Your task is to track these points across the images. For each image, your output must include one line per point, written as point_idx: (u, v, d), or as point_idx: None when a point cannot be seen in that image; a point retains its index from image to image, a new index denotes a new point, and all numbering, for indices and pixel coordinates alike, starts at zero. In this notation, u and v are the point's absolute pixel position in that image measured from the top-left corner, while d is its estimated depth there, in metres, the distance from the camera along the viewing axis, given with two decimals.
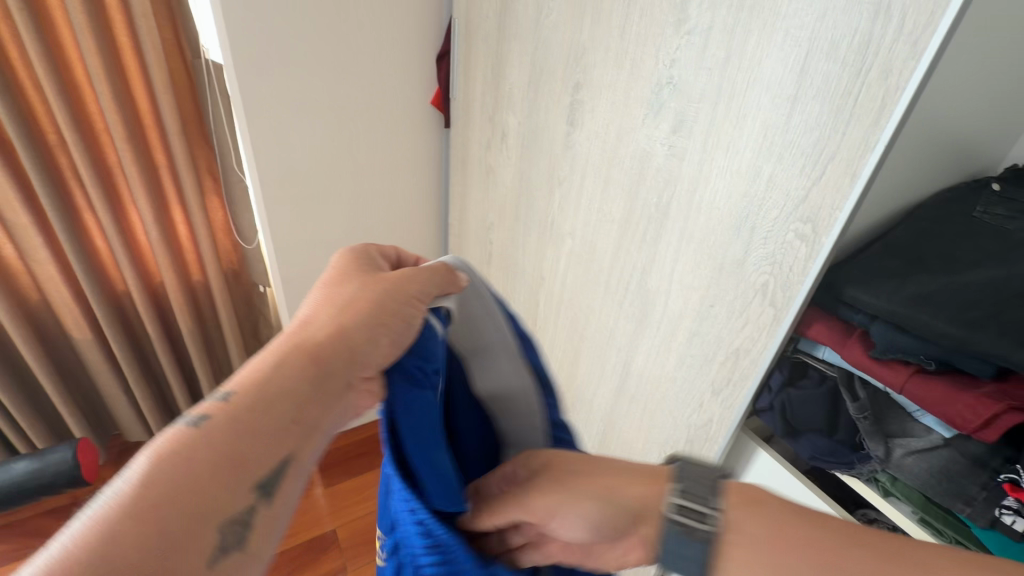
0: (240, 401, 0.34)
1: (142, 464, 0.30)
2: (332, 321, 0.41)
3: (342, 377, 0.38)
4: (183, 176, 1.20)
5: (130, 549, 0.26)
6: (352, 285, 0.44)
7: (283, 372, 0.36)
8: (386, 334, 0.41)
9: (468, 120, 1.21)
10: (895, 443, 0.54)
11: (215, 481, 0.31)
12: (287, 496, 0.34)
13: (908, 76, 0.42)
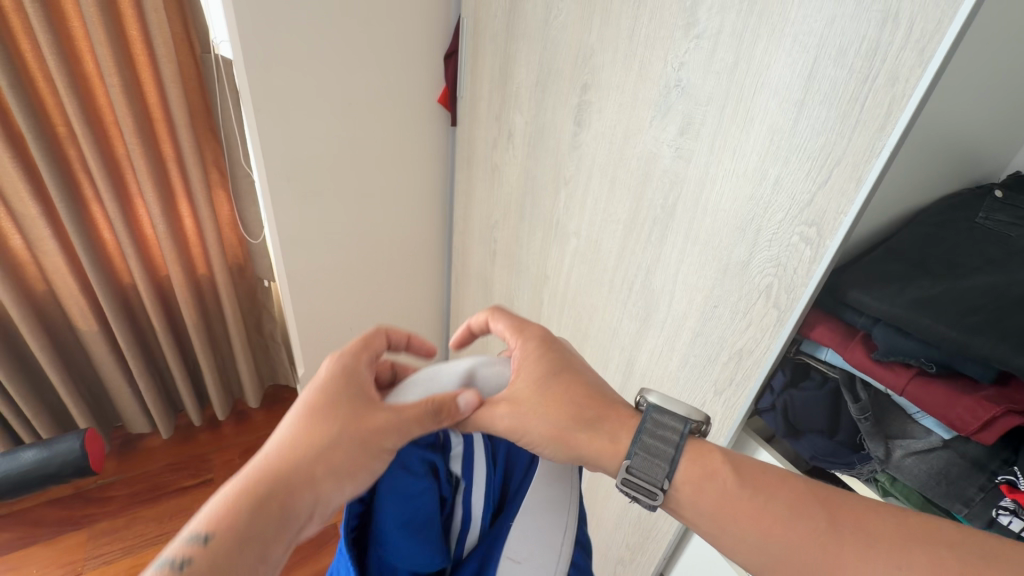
0: (212, 551, 0.38)
1: None
2: (306, 464, 0.44)
3: (302, 520, 0.43)
4: (190, 171, 1.21)
5: None
6: (331, 424, 0.46)
7: (254, 519, 0.40)
8: (355, 482, 0.45)
9: (474, 118, 1.22)
10: (896, 443, 0.55)
11: None
12: None
13: (915, 83, 0.42)
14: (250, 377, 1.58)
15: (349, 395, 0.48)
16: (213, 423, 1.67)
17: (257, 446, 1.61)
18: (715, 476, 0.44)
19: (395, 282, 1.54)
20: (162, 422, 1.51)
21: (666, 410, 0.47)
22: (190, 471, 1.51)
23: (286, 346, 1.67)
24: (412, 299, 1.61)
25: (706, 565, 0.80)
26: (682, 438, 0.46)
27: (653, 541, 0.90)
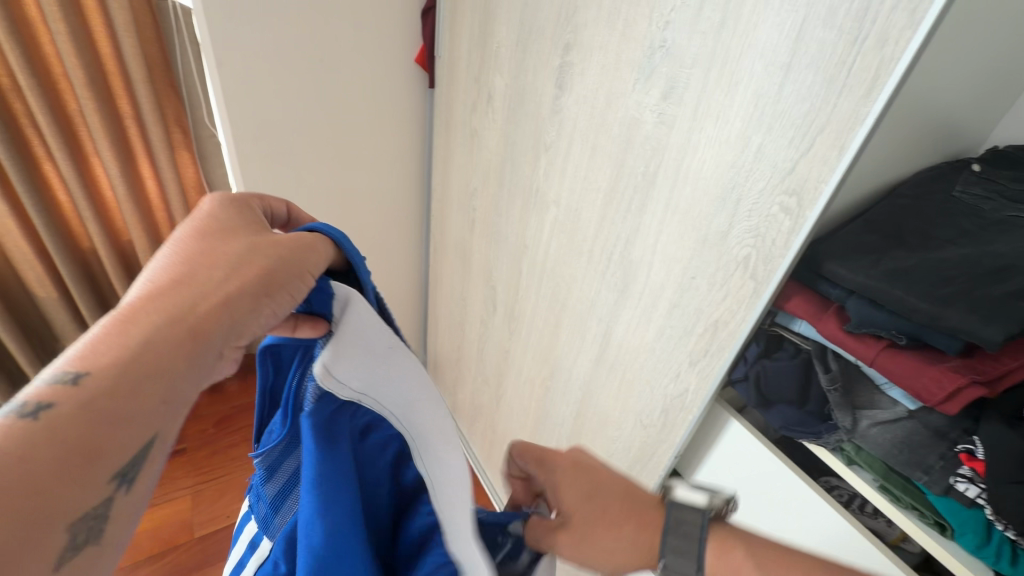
0: (106, 376, 0.28)
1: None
2: (219, 288, 0.36)
3: (217, 346, 0.34)
4: (150, 130, 1.14)
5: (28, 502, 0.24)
6: (238, 245, 0.40)
7: (157, 339, 0.31)
8: (269, 304, 0.38)
9: (452, 80, 1.17)
10: (862, 414, 0.55)
11: (66, 472, 0.25)
12: (149, 477, 0.29)
13: (904, 47, 0.41)
14: None
15: (245, 227, 0.43)
16: None
17: (231, 416, 1.59)
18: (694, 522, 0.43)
19: (371, 251, 1.50)
20: None
21: (686, 507, 0.47)
22: None
23: None
24: (389, 269, 1.58)
25: None
26: (704, 528, 0.46)
27: None
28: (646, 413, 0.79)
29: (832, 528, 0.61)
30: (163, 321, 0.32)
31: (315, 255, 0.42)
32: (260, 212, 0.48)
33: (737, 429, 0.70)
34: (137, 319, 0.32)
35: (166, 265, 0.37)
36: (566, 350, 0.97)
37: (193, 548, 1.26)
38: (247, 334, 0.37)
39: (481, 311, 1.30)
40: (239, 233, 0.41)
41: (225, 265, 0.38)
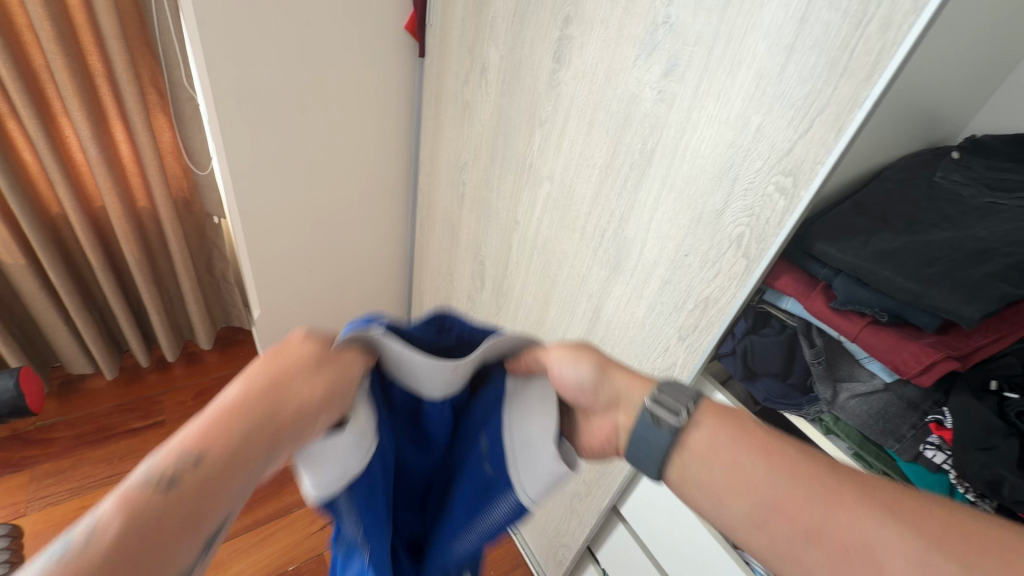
0: (113, 550, 0.24)
1: (120, 517, 0.26)
2: (137, 530, 0.26)
3: (180, 518, 0.27)
4: (125, 90, 1.08)
5: (136, 552, 0.25)
6: (156, 504, 0.27)
7: (146, 497, 0.27)
8: (163, 547, 0.26)
9: (444, 50, 1.14)
10: (842, 386, 0.58)
11: (161, 536, 0.26)
12: (205, 487, 0.28)
13: (907, 31, 0.42)
14: (201, 318, 1.52)
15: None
16: (162, 365, 1.61)
17: (210, 389, 1.57)
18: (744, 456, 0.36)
19: (356, 223, 1.48)
20: (104, 363, 1.44)
21: None
22: (138, 413, 1.46)
23: (240, 287, 1.60)
24: (373, 243, 1.56)
25: (657, 498, 0.86)
26: None
27: (609, 476, 0.95)
28: None
29: None
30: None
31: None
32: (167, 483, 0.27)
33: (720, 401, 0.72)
34: (134, 512, 0.26)
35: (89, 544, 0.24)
36: (555, 324, 0.98)
37: None
38: (223, 514, 0.29)
39: (468, 285, 1.30)
40: (174, 549, 0.26)
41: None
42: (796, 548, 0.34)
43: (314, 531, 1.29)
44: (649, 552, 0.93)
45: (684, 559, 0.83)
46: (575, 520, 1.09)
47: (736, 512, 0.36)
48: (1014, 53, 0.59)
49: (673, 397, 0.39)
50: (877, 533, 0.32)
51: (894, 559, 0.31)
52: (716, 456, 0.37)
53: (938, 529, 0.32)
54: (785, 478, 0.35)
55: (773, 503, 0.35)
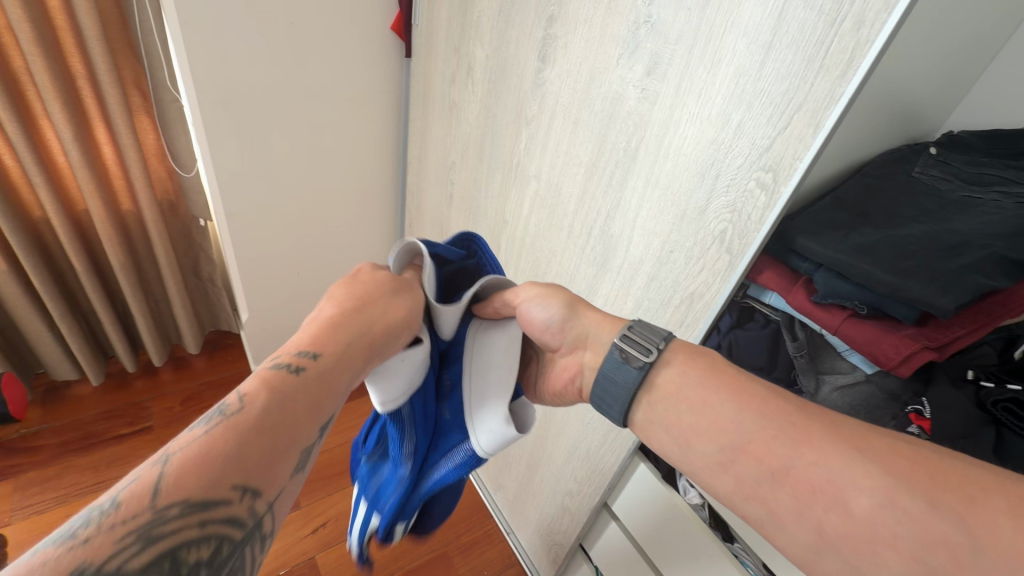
0: (258, 410, 0.32)
1: (261, 390, 0.34)
2: (276, 398, 0.34)
3: (307, 396, 0.35)
4: (107, 92, 1.07)
5: (278, 414, 0.33)
6: (284, 381, 0.35)
7: (281, 380, 0.35)
8: (295, 409, 0.34)
9: (430, 50, 1.14)
10: (824, 378, 0.60)
11: (296, 409, 0.34)
12: (323, 376, 0.37)
13: (880, 28, 0.43)
14: (189, 321, 1.50)
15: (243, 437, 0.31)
16: (149, 370, 1.59)
17: (199, 393, 1.56)
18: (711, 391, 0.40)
19: (344, 224, 1.48)
20: (89, 369, 1.42)
21: None
22: (126, 419, 1.44)
23: (228, 290, 1.59)
24: (362, 244, 1.56)
25: (647, 493, 0.87)
26: None
27: (600, 473, 0.95)
28: None
29: None
30: (259, 434, 0.31)
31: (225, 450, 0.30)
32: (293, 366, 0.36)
33: None
34: (271, 386, 0.34)
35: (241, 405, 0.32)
36: None
37: None
38: (335, 401, 0.37)
39: None
40: (297, 413, 0.34)
41: (231, 436, 0.30)
42: (762, 487, 0.35)
43: (304, 535, 1.28)
44: (640, 548, 0.93)
45: (675, 553, 0.83)
46: (567, 518, 1.09)
47: (707, 453, 0.38)
48: (989, 47, 0.59)
49: (644, 337, 0.44)
50: (844, 470, 0.32)
51: (858, 498, 0.31)
52: (686, 398, 0.40)
53: (909, 465, 0.31)
54: (753, 418, 0.37)
55: (742, 443, 0.36)
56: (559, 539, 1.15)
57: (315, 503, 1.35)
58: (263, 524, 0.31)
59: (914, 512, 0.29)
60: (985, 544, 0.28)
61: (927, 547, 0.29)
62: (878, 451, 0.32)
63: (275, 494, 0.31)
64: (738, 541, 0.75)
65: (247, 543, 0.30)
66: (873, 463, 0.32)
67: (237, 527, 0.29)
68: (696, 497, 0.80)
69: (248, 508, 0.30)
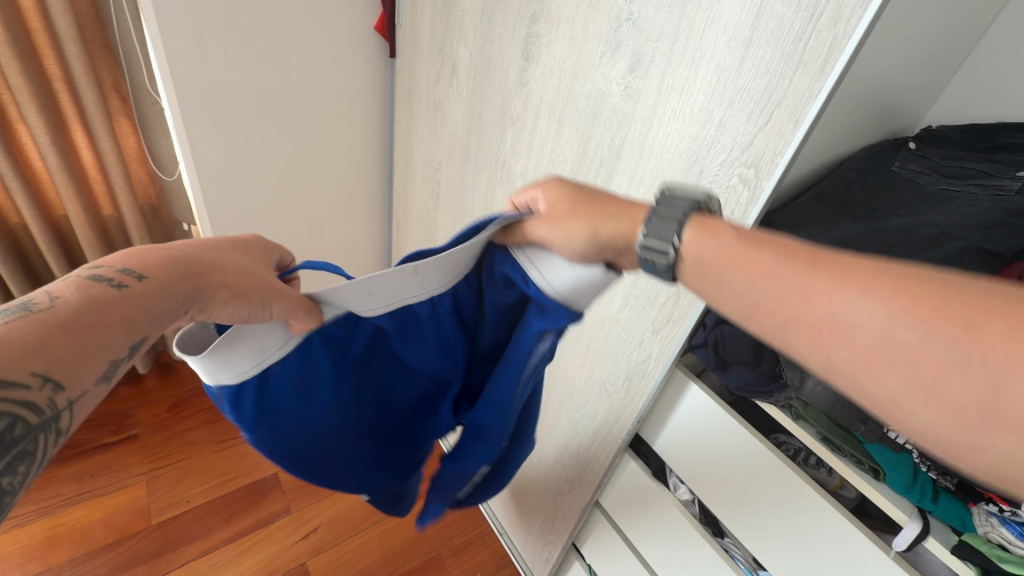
0: (53, 313, 0.31)
1: (73, 293, 0.32)
2: (81, 307, 0.31)
3: (126, 313, 0.33)
4: (84, 95, 1.05)
5: (80, 324, 0.31)
6: (97, 293, 0.32)
7: (97, 289, 0.32)
8: (103, 325, 0.32)
9: (414, 49, 1.14)
10: (810, 372, 0.59)
11: (108, 322, 0.32)
12: (151, 293, 0.34)
13: (856, 24, 0.43)
14: None
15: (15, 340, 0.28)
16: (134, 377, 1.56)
17: (186, 400, 1.54)
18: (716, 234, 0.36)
19: (331, 226, 1.47)
20: None
21: None
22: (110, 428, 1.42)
23: None
24: (350, 246, 1.55)
25: (638, 490, 0.87)
26: None
27: (590, 471, 0.95)
28: (611, 379, 0.83)
29: (783, 480, 0.64)
30: (40, 337, 0.29)
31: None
32: (114, 276, 0.33)
33: (696, 392, 0.73)
34: (85, 293, 0.32)
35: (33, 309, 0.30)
36: None
37: (152, 535, 1.22)
38: (162, 324, 0.35)
39: None
40: (110, 329, 0.32)
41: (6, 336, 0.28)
42: (784, 340, 0.32)
43: (296, 540, 1.27)
44: (631, 544, 0.93)
45: (665, 548, 0.84)
46: (559, 517, 1.10)
47: (730, 313, 0.36)
48: (963, 46, 0.61)
49: (658, 235, 0.38)
50: (850, 309, 0.28)
51: (861, 331, 0.28)
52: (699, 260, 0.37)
53: (914, 292, 0.27)
54: (763, 278, 0.33)
55: (758, 301, 0.33)
56: (552, 539, 1.15)
57: (306, 509, 1.34)
58: (61, 419, 0.30)
59: (907, 340, 0.27)
60: (976, 361, 0.25)
61: (919, 365, 0.26)
62: (883, 284, 0.28)
63: (79, 393, 0.31)
64: (727, 535, 0.78)
65: (44, 433, 0.29)
66: (881, 299, 0.28)
67: (33, 412, 0.28)
68: (686, 493, 0.83)
69: (43, 398, 0.29)
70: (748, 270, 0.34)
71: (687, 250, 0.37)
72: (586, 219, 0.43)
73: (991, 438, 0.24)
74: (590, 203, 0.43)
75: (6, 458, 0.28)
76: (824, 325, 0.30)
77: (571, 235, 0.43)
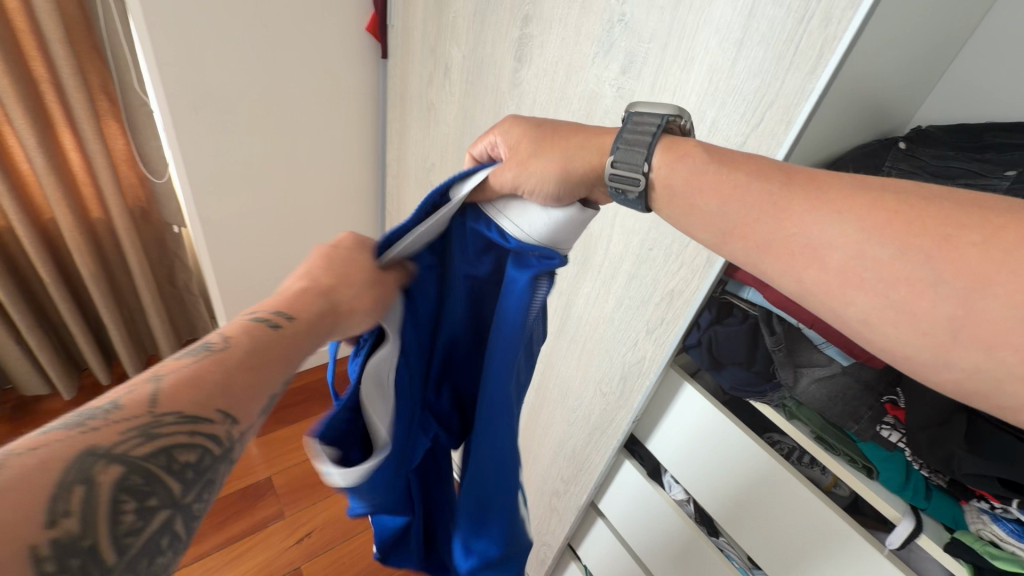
0: (230, 356, 0.34)
1: (243, 335, 0.35)
2: (247, 351, 0.35)
3: (285, 356, 0.36)
4: (72, 97, 1.04)
5: (245, 368, 0.34)
6: (260, 337, 0.36)
7: (261, 336, 0.36)
8: (267, 370, 0.35)
9: (407, 50, 1.13)
10: (803, 371, 0.60)
11: (268, 366, 0.35)
12: (302, 335, 0.38)
13: (847, 25, 0.43)
14: (164, 332, 1.47)
15: (204, 390, 0.32)
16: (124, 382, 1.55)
17: None
18: (686, 157, 0.38)
19: (323, 228, 1.46)
20: (61, 383, 1.38)
21: None
22: None
23: (205, 297, 1.55)
24: None
25: (633, 490, 0.87)
26: None
27: (585, 472, 0.95)
28: (606, 380, 0.83)
29: (780, 478, 0.64)
30: (222, 380, 0.33)
31: (189, 394, 0.31)
32: (275, 321, 0.37)
33: (690, 392, 0.73)
34: (250, 337, 0.35)
35: (206, 358, 0.33)
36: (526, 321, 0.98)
37: None
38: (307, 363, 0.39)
39: None
40: (271, 369, 0.35)
41: (192, 380, 0.32)
42: (752, 259, 0.36)
43: (290, 544, 1.26)
44: (628, 546, 0.93)
45: (660, 549, 0.84)
46: (554, 518, 1.10)
47: (705, 242, 0.38)
48: (950, 49, 0.62)
49: (630, 165, 0.39)
50: (826, 224, 0.32)
51: (835, 255, 0.31)
52: (678, 198, 0.39)
53: (886, 216, 0.30)
54: (737, 207, 0.36)
55: (731, 226, 0.36)
56: (547, 540, 1.15)
57: (300, 513, 1.33)
58: (232, 451, 0.33)
59: (883, 261, 0.30)
60: (948, 276, 0.28)
61: (894, 286, 0.29)
62: (851, 201, 0.32)
63: (247, 426, 0.34)
64: (722, 535, 0.78)
65: (221, 464, 0.32)
66: (856, 216, 0.31)
67: (216, 443, 0.31)
68: (681, 493, 0.82)
69: (226, 431, 0.32)
70: (724, 193, 0.36)
71: (657, 175, 0.39)
72: (556, 156, 0.42)
73: (960, 352, 0.28)
74: (555, 141, 0.43)
75: (198, 488, 0.31)
76: (800, 244, 0.33)
77: (544, 175, 0.41)
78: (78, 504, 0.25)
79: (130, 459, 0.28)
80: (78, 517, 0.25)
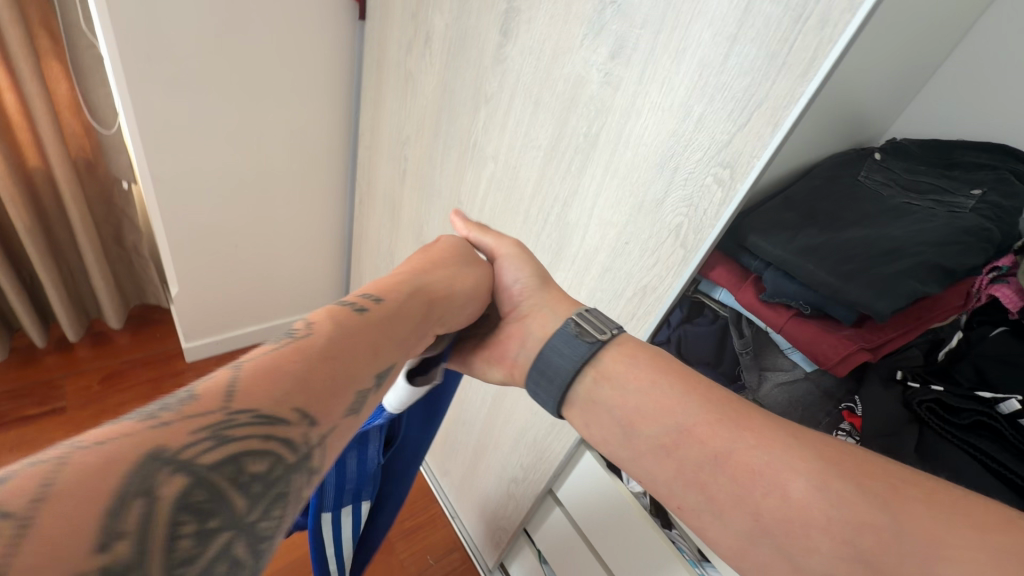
0: (353, 330, 0.40)
1: (359, 315, 0.42)
2: (367, 327, 0.41)
3: (395, 339, 0.43)
4: (9, 32, 0.94)
5: (368, 347, 0.40)
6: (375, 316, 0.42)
7: (377, 317, 0.42)
8: (384, 346, 0.41)
9: (386, 15, 1.07)
10: (767, 375, 0.62)
11: (386, 346, 0.42)
12: (405, 321, 0.45)
13: (843, 29, 0.42)
14: (110, 295, 1.38)
15: (338, 357, 0.37)
16: (63, 345, 1.45)
17: (120, 372, 1.43)
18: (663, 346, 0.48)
19: (289, 197, 1.39)
20: None
21: None
22: (34, 399, 1.31)
23: (156, 261, 1.46)
24: (309, 220, 1.47)
25: (592, 479, 0.88)
26: None
27: (545, 461, 0.96)
28: None
29: None
30: (350, 348, 0.38)
31: (329, 359, 0.36)
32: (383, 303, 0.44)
33: None
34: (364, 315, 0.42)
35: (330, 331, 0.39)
36: None
37: None
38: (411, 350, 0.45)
39: None
40: (388, 347, 0.42)
41: (328, 348, 0.37)
42: (704, 472, 0.40)
43: None
44: (584, 537, 0.94)
45: (614, 536, 0.84)
46: (511, 505, 1.10)
47: (653, 433, 0.43)
48: (935, 59, 0.61)
49: (599, 320, 0.49)
50: (784, 454, 0.37)
51: (797, 484, 0.36)
52: (634, 376, 0.45)
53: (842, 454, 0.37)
54: (699, 403, 0.42)
55: (684, 426, 0.42)
56: (504, 525, 1.15)
57: None
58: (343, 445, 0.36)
59: (847, 496, 0.34)
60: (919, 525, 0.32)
61: (859, 530, 0.33)
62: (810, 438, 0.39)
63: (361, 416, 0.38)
64: (675, 527, 0.78)
65: (298, 473, 0.32)
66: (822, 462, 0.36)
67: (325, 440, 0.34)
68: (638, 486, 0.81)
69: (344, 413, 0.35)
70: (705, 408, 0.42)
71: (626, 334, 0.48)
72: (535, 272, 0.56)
73: None
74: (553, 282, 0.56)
75: (266, 503, 0.29)
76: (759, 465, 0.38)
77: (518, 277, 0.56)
78: (133, 521, 0.24)
79: (196, 470, 0.27)
80: (131, 539, 0.24)
